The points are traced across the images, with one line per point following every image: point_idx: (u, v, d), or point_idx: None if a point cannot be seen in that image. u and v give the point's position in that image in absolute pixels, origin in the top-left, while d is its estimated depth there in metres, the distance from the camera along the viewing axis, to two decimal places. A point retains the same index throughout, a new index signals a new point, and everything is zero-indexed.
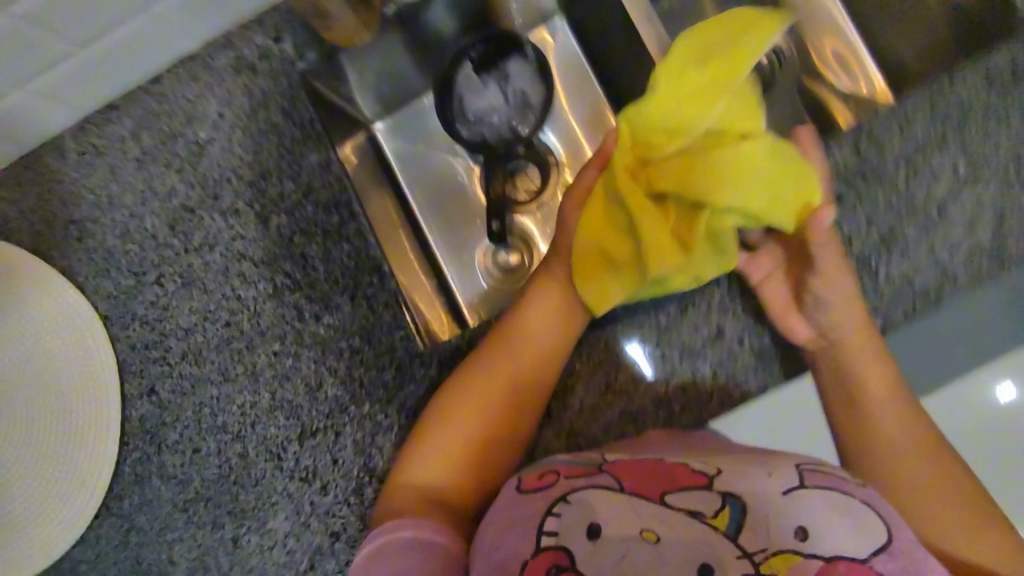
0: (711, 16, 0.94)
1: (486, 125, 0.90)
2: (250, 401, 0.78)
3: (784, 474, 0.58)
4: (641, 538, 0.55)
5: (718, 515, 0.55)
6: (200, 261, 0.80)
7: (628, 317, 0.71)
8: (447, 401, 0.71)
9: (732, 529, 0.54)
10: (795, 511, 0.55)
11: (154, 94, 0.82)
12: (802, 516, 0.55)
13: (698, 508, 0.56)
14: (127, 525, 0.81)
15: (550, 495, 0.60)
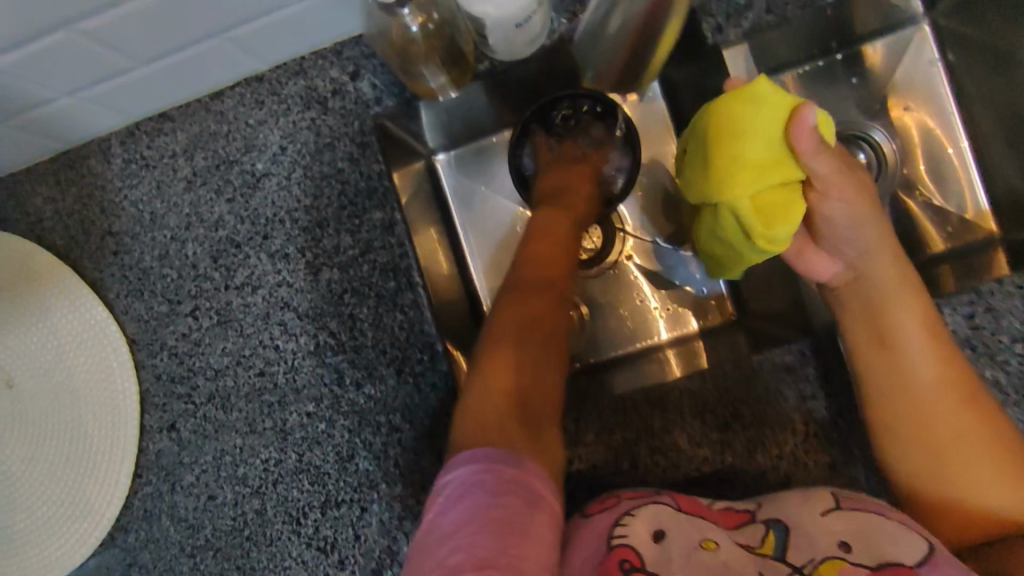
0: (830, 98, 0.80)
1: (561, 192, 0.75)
2: (275, 458, 0.75)
3: (818, 499, 0.56)
4: (702, 548, 0.52)
5: (765, 544, 0.55)
6: (241, 301, 0.75)
7: (693, 447, 0.67)
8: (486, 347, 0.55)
9: (783, 551, 0.53)
10: (833, 527, 0.53)
11: (213, 111, 0.75)
12: (842, 530, 0.53)
13: (749, 540, 0.55)
14: (130, 559, 0.78)
15: (610, 515, 0.56)
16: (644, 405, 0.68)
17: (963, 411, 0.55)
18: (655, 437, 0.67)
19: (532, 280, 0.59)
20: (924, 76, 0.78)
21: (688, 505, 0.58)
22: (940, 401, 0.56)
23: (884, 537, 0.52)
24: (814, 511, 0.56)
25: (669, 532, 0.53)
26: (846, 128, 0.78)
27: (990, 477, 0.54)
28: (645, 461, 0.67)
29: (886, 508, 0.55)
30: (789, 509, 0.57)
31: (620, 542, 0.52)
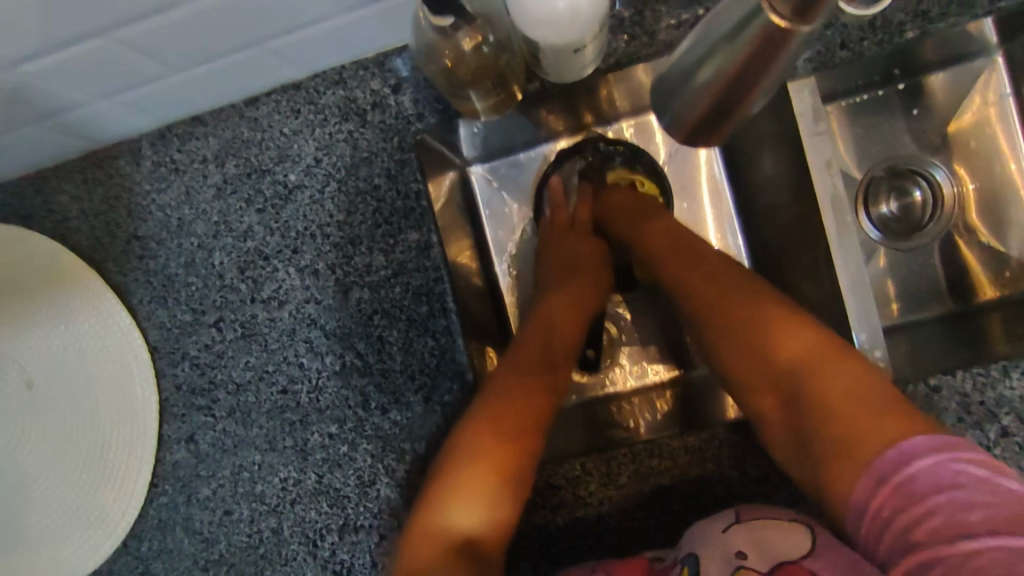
0: (888, 134, 0.77)
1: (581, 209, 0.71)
2: (294, 478, 0.73)
3: (720, 516, 0.58)
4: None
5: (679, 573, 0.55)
6: (267, 315, 0.73)
7: (731, 497, 0.66)
8: (458, 453, 0.53)
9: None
10: (734, 540, 0.55)
11: (247, 118, 0.73)
12: (741, 541, 0.54)
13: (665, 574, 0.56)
14: (142, 567, 0.77)
15: None
16: (683, 453, 0.66)
17: (745, 301, 0.55)
18: (691, 486, 0.66)
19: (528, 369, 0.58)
20: (996, 113, 0.74)
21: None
22: (733, 308, 0.55)
23: (773, 537, 0.54)
24: (716, 530, 0.57)
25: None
26: (903, 163, 0.77)
27: (781, 348, 0.52)
28: (677, 507, 0.67)
29: (780, 513, 0.56)
30: (701, 538, 0.57)
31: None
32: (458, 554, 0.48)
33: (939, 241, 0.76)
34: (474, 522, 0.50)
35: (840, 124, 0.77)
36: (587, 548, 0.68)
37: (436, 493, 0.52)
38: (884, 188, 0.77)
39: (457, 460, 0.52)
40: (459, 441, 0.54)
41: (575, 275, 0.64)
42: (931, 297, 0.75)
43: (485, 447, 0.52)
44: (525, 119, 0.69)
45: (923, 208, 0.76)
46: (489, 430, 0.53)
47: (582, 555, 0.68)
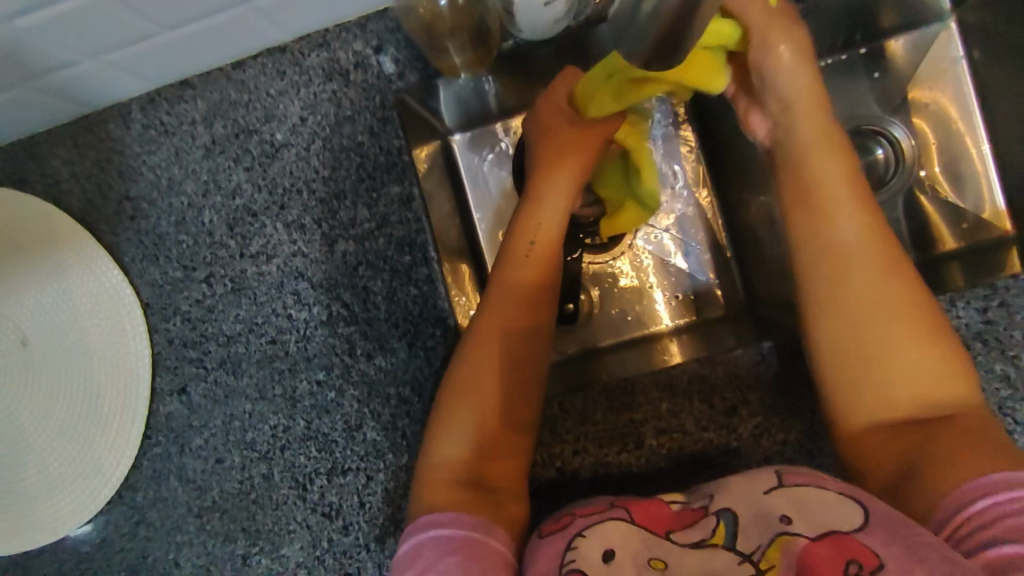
0: (851, 92, 0.80)
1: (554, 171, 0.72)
2: (284, 425, 0.76)
3: (761, 479, 0.48)
4: (649, 566, 0.45)
5: (715, 533, 0.46)
6: (256, 269, 0.76)
7: (699, 430, 0.68)
8: (451, 393, 0.58)
9: (731, 541, 0.45)
10: (778, 506, 0.46)
11: (235, 81, 0.76)
12: (786, 505, 0.45)
13: (695, 533, 0.47)
14: (137, 517, 0.80)
15: (563, 534, 0.49)
16: (655, 390, 0.69)
17: (882, 289, 0.52)
18: (661, 419, 0.68)
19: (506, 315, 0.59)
20: (950, 75, 0.78)
21: (642, 514, 0.49)
22: (854, 291, 0.52)
23: (828, 507, 0.45)
24: (756, 493, 0.47)
25: (618, 550, 0.46)
26: (864, 122, 0.80)
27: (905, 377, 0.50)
28: (652, 442, 0.69)
29: (829, 480, 0.47)
30: (742, 494, 0.48)
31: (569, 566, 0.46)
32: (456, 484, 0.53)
33: (901, 194, 0.79)
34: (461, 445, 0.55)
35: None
36: (564, 486, 0.69)
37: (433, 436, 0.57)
38: (846, 146, 0.80)
39: (451, 398, 0.57)
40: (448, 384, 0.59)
41: (559, 191, 0.61)
42: (895, 248, 0.78)
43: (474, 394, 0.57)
44: (502, 77, 0.73)
45: (886, 163, 0.79)
46: (469, 379, 0.58)
47: (559, 492, 0.69)
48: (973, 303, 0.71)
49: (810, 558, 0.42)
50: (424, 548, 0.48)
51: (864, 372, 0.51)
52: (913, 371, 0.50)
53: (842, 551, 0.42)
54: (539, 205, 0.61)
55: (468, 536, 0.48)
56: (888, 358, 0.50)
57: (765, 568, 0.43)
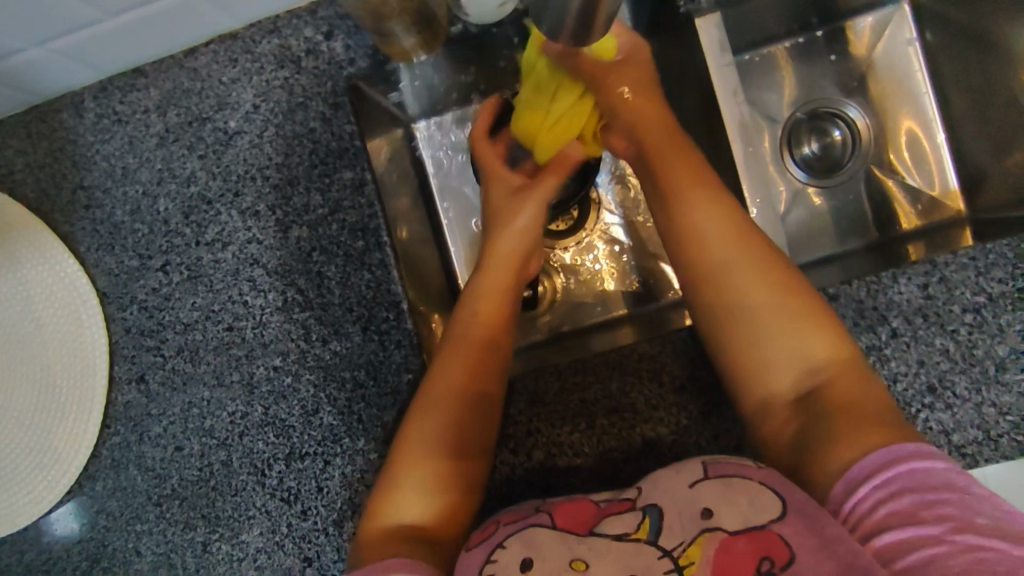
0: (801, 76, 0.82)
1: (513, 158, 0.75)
2: (242, 411, 0.76)
3: (688, 469, 0.52)
4: (570, 569, 0.46)
5: (640, 529, 0.48)
6: (211, 257, 0.76)
7: (651, 409, 0.68)
8: (402, 450, 0.58)
9: (655, 536, 0.47)
10: (702, 498, 0.48)
11: (187, 69, 0.76)
12: (711, 502, 0.48)
13: (619, 526, 0.49)
14: (97, 507, 0.78)
15: (487, 546, 0.51)
16: (605, 367, 0.69)
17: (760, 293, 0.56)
18: (612, 399, 0.69)
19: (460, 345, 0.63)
20: (903, 58, 0.80)
21: (562, 517, 0.52)
22: (733, 309, 0.56)
23: (748, 498, 0.47)
24: (681, 485, 0.50)
25: (536, 561, 0.48)
26: (820, 105, 0.81)
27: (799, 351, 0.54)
28: (603, 421, 0.69)
29: (751, 469, 0.50)
30: (667, 491, 0.50)
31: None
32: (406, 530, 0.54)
33: (860, 175, 0.80)
34: (420, 488, 0.56)
35: (782, 66, 0.82)
36: (518, 465, 0.69)
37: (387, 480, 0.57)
38: (805, 128, 0.81)
39: (409, 436, 0.58)
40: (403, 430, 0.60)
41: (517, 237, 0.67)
42: (854, 231, 0.79)
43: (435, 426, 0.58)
44: None
45: (843, 146, 0.81)
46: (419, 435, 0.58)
47: (514, 471, 0.69)
48: (914, 279, 0.69)
49: (728, 553, 0.45)
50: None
51: (752, 369, 0.55)
52: (792, 351, 0.54)
53: (759, 546, 0.45)
54: (495, 242, 0.67)
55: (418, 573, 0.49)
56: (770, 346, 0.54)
57: (684, 563, 0.46)
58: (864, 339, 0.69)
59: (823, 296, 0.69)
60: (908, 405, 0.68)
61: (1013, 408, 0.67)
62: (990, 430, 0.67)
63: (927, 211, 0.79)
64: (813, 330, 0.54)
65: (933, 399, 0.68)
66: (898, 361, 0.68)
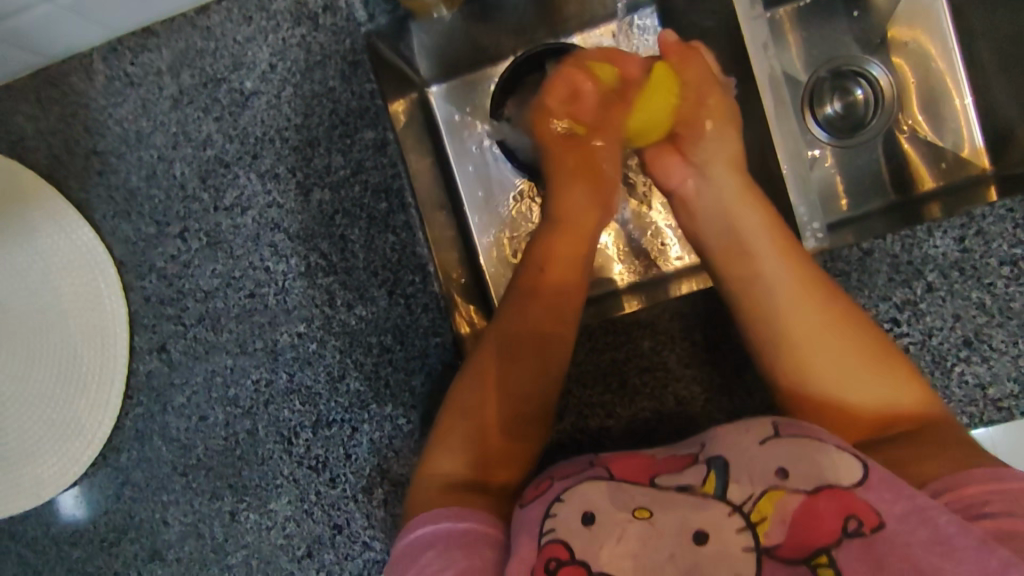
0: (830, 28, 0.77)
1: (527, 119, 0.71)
2: (266, 379, 0.75)
3: (758, 428, 0.51)
4: (633, 518, 0.47)
5: (706, 482, 0.48)
6: (231, 222, 0.75)
7: (682, 366, 0.67)
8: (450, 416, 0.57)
9: (722, 491, 0.47)
10: (772, 457, 0.48)
11: (200, 28, 0.74)
12: (784, 458, 0.48)
13: (685, 479, 0.49)
14: (123, 478, 0.78)
15: (544, 500, 0.51)
16: (634, 326, 0.68)
17: (827, 339, 0.53)
18: (644, 358, 0.68)
19: (512, 321, 0.59)
20: (929, 12, 0.75)
21: (622, 467, 0.52)
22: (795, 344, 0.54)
23: (829, 456, 0.47)
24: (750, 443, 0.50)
25: (599, 513, 0.48)
26: (844, 63, 0.77)
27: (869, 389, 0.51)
28: (635, 380, 0.68)
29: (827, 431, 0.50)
30: (730, 442, 0.50)
31: (550, 536, 0.47)
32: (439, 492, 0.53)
33: (881, 136, 0.76)
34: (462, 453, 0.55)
35: (801, 20, 0.78)
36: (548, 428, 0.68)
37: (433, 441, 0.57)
38: (827, 88, 0.77)
39: (458, 402, 0.57)
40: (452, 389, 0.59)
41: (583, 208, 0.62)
42: (872, 191, 0.76)
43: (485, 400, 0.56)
44: (475, 15, 0.71)
45: (866, 105, 0.76)
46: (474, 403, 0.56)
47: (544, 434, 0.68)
48: (950, 232, 0.67)
49: (806, 511, 0.45)
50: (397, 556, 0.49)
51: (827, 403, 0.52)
52: (877, 386, 0.51)
53: (842, 505, 0.45)
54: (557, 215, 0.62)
55: (474, 530, 0.49)
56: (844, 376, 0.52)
57: (756, 518, 0.46)
58: (898, 293, 0.66)
59: (857, 251, 0.67)
60: (943, 359, 0.66)
61: None
62: None
63: (950, 171, 0.75)
64: (874, 358, 0.52)
65: (969, 351, 0.66)
66: (933, 316, 0.66)
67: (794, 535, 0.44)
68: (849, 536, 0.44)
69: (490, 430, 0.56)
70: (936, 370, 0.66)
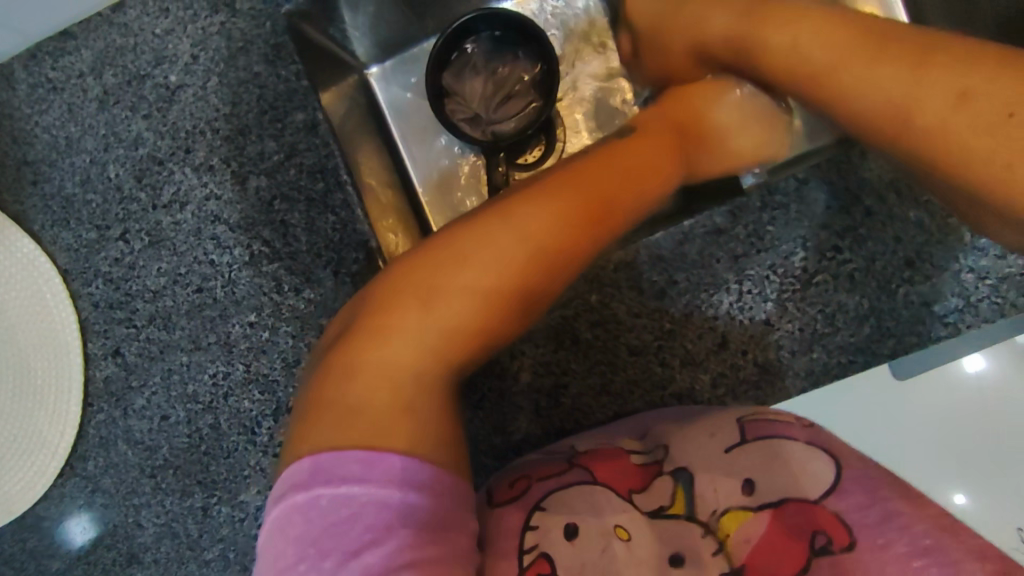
0: None
1: (466, 88, 0.71)
2: (223, 372, 0.74)
3: (725, 432, 0.52)
4: (615, 536, 0.48)
5: (674, 500, 0.50)
6: (171, 219, 0.74)
7: (631, 317, 0.68)
8: (423, 314, 0.43)
9: (691, 510, 0.50)
10: (742, 469, 0.50)
11: (118, 25, 0.73)
12: (747, 470, 0.49)
13: (657, 493, 0.51)
14: (92, 486, 0.77)
15: (522, 503, 0.50)
16: (581, 283, 0.68)
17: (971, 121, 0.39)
18: (593, 312, 0.68)
19: (532, 229, 0.45)
20: None
21: (604, 470, 0.52)
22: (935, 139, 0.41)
23: (793, 466, 0.49)
24: (717, 449, 0.51)
25: (581, 522, 0.48)
26: None
27: None
28: (585, 336, 0.68)
29: (795, 429, 0.51)
30: (695, 453, 0.52)
31: (535, 551, 0.46)
32: (370, 411, 0.40)
33: None
34: (421, 349, 0.43)
35: None
36: (505, 391, 0.69)
37: (375, 312, 0.44)
38: None
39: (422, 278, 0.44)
40: (416, 248, 0.47)
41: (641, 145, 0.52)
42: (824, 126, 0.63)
43: (466, 299, 0.44)
44: None
45: None
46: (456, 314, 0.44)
47: (502, 397, 0.69)
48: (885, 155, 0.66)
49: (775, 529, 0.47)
50: (372, 516, 0.38)
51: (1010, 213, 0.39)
52: None
53: (811, 520, 0.46)
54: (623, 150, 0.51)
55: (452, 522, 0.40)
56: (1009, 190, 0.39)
57: (722, 536, 0.48)
58: (839, 222, 0.67)
59: (794, 182, 0.67)
60: (887, 283, 0.66)
61: (991, 271, 0.66)
62: (969, 297, 0.66)
63: None
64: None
65: (912, 273, 0.66)
66: (873, 241, 0.66)
67: (759, 549, 0.47)
68: (818, 553, 0.45)
69: (454, 335, 0.43)
70: (882, 294, 0.66)
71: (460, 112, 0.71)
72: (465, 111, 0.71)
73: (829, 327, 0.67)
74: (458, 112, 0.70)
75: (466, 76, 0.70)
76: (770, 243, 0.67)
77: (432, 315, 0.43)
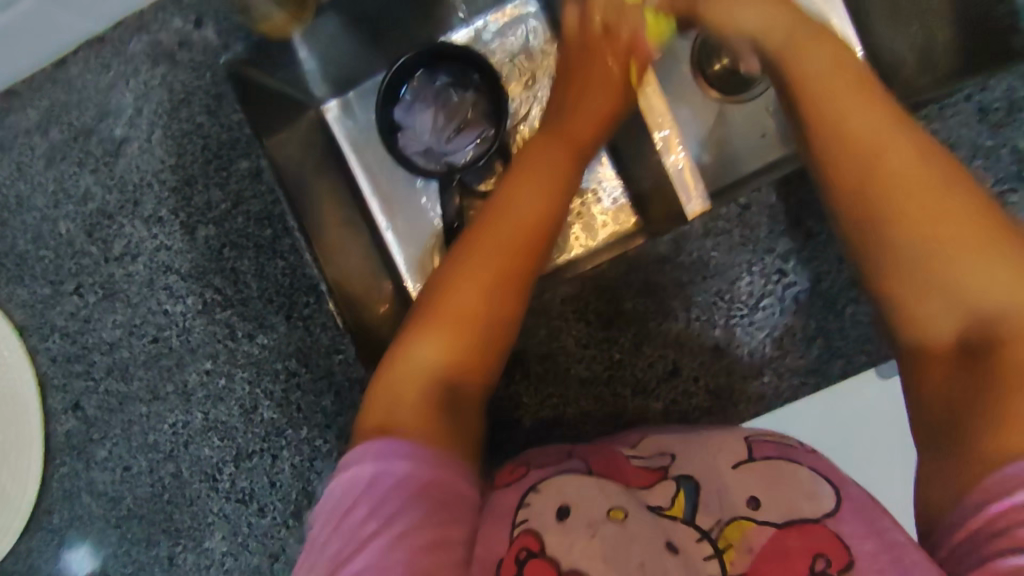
0: None
1: (420, 123, 0.70)
2: (182, 421, 0.75)
3: (731, 446, 0.49)
4: (607, 518, 0.43)
5: (675, 504, 0.46)
6: (123, 271, 0.74)
7: (580, 347, 0.68)
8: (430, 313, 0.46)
9: (691, 514, 0.46)
10: (744, 483, 0.46)
11: (61, 83, 0.73)
12: (753, 486, 0.46)
13: (658, 500, 0.46)
14: (58, 540, 0.77)
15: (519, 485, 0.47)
16: (529, 317, 0.68)
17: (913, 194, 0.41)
18: (543, 345, 0.68)
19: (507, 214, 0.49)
20: None
21: (602, 464, 0.49)
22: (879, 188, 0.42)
23: (797, 484, 0.46)
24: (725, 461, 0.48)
25: (574, 502, 0.44)
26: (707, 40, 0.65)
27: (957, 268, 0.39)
28: (537, 368, 0.68)
29: (799, 452, 0.49)
30: (696, 461, 0.49)
31: (522, 525, 0.43)
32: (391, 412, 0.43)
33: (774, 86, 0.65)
34: (432, 350, 0.45)
35: None
36: None
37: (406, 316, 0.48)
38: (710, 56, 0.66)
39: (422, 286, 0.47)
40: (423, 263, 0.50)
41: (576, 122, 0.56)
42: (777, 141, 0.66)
43: (462, 288, 0.46)
44: None
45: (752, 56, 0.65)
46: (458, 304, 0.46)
47: None
48: None
49: (779, 546, 0.43)
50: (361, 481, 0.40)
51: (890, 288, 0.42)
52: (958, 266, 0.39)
53: (811, 542, 0.43)
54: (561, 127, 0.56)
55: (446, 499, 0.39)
56: (918, 285, 0.41)
57: (722, 546, 0.45)
58: (781, 244, 0.67)
59: (735, 208, 0.67)
60: (833, 301, 0.67)
61: None
62: None
63: None
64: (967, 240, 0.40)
65: (857, 291, 0.66)
66: (817, 262, 0.67)
67: (760, 560, 0.43)
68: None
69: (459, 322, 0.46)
70: (828, 313, 0.67)
71: (416, 148, 0.71)
72: (421, 145, 0.71)
73: (778, 349, 0.67)
74: (413, 147, 0.70)
75: (417, 110, 0.70)
76: (714, 269, 0.67)
77: (441, 310, 0.46)
